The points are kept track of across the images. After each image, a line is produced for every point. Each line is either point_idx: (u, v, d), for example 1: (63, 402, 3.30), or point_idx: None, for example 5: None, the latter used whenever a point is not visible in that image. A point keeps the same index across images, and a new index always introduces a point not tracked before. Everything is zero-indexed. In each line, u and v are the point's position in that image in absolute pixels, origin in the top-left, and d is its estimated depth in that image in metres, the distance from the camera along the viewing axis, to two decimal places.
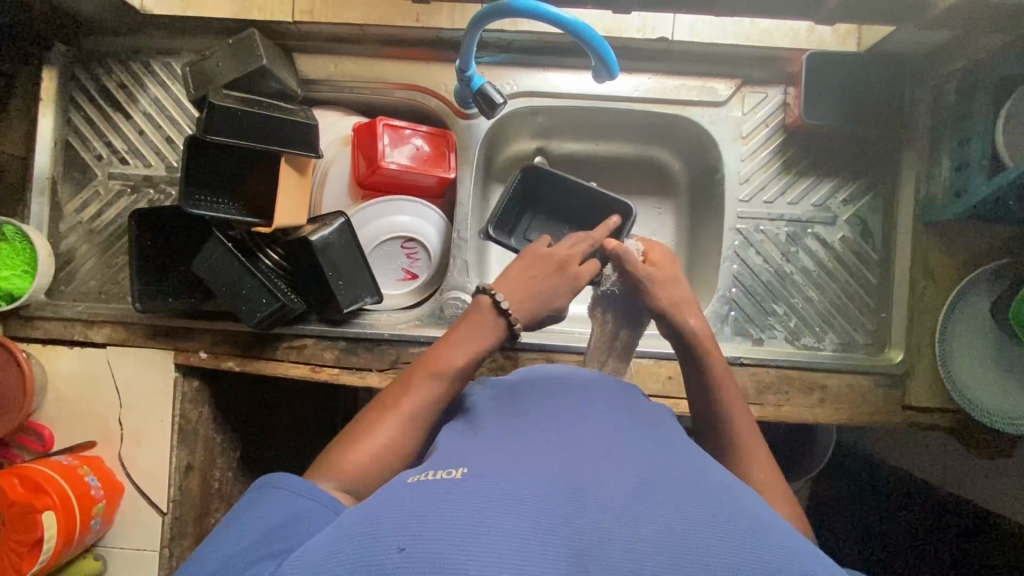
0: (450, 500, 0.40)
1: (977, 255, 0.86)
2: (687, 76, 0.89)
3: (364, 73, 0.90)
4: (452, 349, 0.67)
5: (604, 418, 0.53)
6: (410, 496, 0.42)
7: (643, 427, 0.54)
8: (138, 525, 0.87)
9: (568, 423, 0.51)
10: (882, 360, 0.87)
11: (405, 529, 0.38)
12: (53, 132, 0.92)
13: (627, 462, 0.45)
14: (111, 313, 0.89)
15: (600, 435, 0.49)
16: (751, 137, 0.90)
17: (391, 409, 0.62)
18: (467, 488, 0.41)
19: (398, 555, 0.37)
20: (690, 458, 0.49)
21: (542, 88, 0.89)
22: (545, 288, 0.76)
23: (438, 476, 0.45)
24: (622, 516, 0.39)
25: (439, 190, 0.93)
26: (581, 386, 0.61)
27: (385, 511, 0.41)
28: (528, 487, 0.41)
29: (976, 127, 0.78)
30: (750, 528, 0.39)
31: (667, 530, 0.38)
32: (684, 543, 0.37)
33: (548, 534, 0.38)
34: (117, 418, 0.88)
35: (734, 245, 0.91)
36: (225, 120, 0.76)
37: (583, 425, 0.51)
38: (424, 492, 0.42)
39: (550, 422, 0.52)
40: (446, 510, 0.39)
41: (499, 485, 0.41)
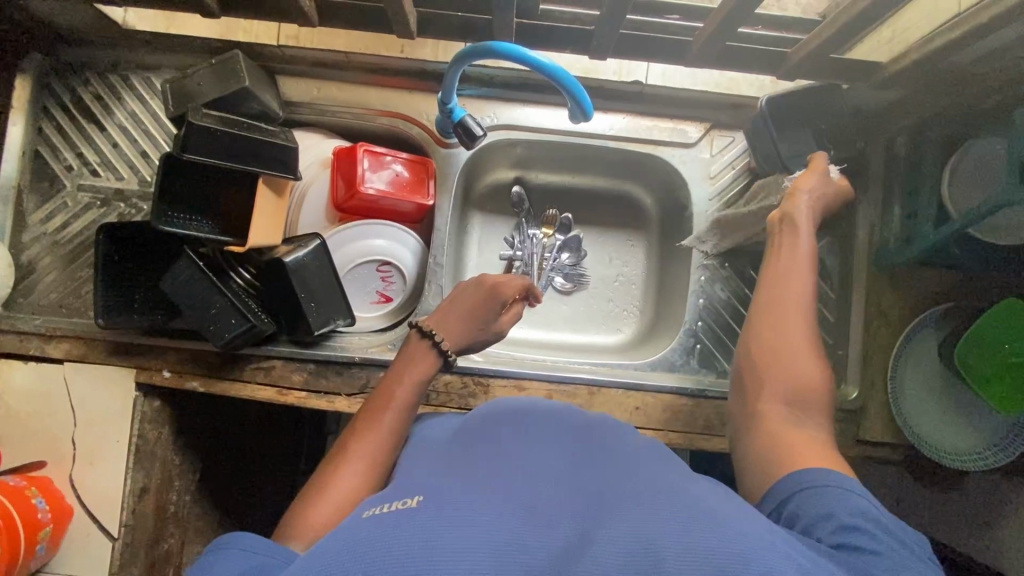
0: (408, 524, 0.43)
1: (925, 298, 0.91)
2: (660, 117, 0.93)
3: (347, 98, 0.91)
4: (398, 382, 0.70)
5: (555, 444, 0.56)
6: (362, 530, 0.44)
7: (595, 447, 0.56)
8: (87, 550, 0.84)
9: (518, 449, 0.54)
10: (839, 396, 0.91)
11: (358, 563, 0.40)
12: (22, 141, 0.90)
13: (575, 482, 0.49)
14: (71, 328, 0.86)
15: (551, 461, 0.52)
16: (718, 178, 0.94)
17: (349, 455, 0.63)
18: (424, 513, 0.44)
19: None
20: (642, 471, 0.52)
21: (522, 122, 0.92)
22: (478, 320, 0.78)
23: (396, 504, 0.47)
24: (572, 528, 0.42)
25: (416, 216, 0.94)
26: (535, 411, 0.64)
27: (341, 545, 0.42)
28: (483, 510, 0.44)
29: (925, 179, 0.84)
30: (695, 519, 0.42)
31: (615, 536, 0.41)
32: (632, 545, 0.41)
33: (504, 553, 0.41)
34: (70, 437, 0.85)
35: (700, 279, 0.94)
36: (204, 139, 0.76)
37: (535, 451, 0.54)
38: (383, 520, 0.44)
39: (504, 448, 0.55)
40: (398, 542, 0.41)
41: (450, 514, 0.43)
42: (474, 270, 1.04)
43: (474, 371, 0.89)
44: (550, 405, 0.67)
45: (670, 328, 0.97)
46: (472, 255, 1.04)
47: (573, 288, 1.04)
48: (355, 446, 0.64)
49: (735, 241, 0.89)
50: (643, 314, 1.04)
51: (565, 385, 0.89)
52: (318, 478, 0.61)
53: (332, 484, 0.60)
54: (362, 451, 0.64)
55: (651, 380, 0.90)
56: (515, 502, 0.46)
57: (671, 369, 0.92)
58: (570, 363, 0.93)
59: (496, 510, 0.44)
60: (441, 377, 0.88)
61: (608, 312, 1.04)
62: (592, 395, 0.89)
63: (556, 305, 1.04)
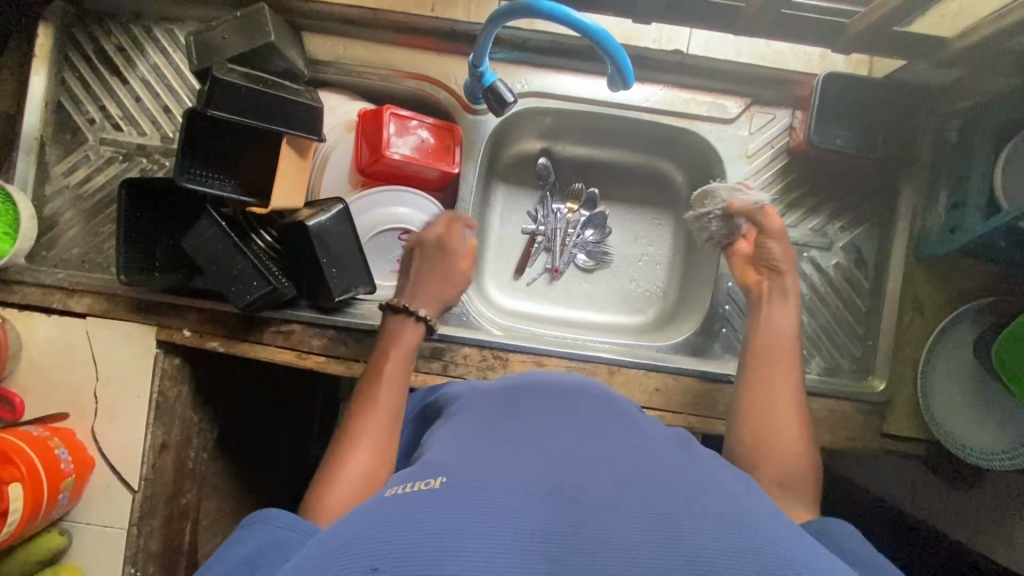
0: (429, 509, 0.41)
1: (964, 291, 0.88)
2: (698, 91, 0.89)
3: (373, 58, 0.88)
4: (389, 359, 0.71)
5: (587, 428, 0.53)
6: (383, 512, 0.42)
7: (630, 434, 0.54)
8: (107, 501, 0.85)
9: (547, 433, 0.52)
10: (866, 387, 0.89)
11: (380, 548, 0.38)
12: (44, 92, 0.88)
13: (607, 468, 0.46)
14: (93, 283, 0.86)
15: (582, 445, 0.50)
16: (756, 157, 0.90)
17: (358, 437, 0.63)
18: (447, 497, 0.42)
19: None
20: (676, 460, 0.50)
21: (554, 90, 0.88)
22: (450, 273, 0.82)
23: (418, 483, 0.45)
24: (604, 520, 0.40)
25: (440, 184, 0.91)
26: (565, 394, 0.61)
27: (362, 528, 0.41)
28: (508, 497, 0.42)
29: (976, 166, 0.79)
30: (732, 526, 0.40)
31: (648, 529, 0.39)
32: (667, 542, 0.38)
33: (530, 543, 0.38)
34: (92, 390, 0.86)
35: (731, 261, 0.91)
36: (227, 95, 0.74)
37: (565, 435, 0.52)
38: (403, 502, 0.42)
39: (533, 432, 0.52)
40: (422, 527, 0.39)
41: (478, 499, 0.41)
42: (496, 243, 1.02)
43: (493, 345, 0.88)
44: (576, 385, 0.65)
45: (694, 311, 0.95)
46: (494, 226, 1.02)
47: (595, 267, 1.02)
48: (360, 428, 0.64)
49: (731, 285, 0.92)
50: (665, 295, 1.02)
51: (585, 362, 0.88)
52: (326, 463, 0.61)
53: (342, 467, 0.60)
54: (368, 435, 0.63)
55: (672, 362, 0.89)
56: (544, 483, 0.44)
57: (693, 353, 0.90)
58: (590, 342, 0.91)
59: (525, 495, 0.42)
60: (459, 349, 0.87)
61: (631, 292, 1.02)
62: (612, 374, 0.88)
63: (577, 282, 1.03)
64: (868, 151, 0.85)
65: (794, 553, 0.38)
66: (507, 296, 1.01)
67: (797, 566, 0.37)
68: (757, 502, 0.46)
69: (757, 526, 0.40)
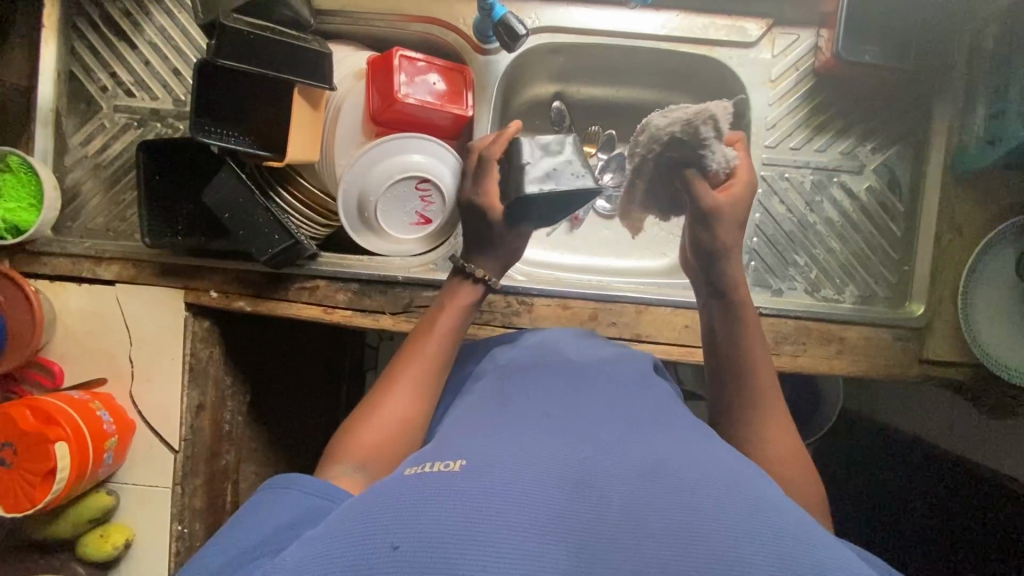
0: (447, 492, 0.40)
1: (1007, 208, 0.84)
2: (717, 14, 0.85)
3: (379, 4, 0.86)
4: (439, 313, 0.72)
5: (607, 413, 0.53)
6: (404, 489, 0.41)
7: (652, 418, 0.52)
8: (150, 462, 0.88)
9: (566, 417, 0.51)
10: (904, 313, 0.86)
11: (399, 526, 0.38)
12: (56, 62, 0.89)
13: (627, 454, 0.45)
14: (120, 250, 0.87)
15: (601, 430, 0.49)
16: (779, 81, 0.87)
17: (395, 384, 0.65)
18: (465, 481, 0.41)
19: (393, 553, 0.36)
20: (695, 442, 0.49)
21: (566, 24, 0.86)
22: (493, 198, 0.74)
23: (438, 465, 0.44)
24: (624, 510, 0.39)
25: (453, 132, 0.89)
26: (585, 376, 0.60)
27: (382, 504, 0.40)
28: (527, 483, 0.41)
29: (1017, 70, 0.75)
30: (758, 517, 0.38)
31: (671, 517, 0.38)
32: (691, 532, 0.37)
33: (548, 531, 0.37)
34: (128, 355, 0.88)
35: (757, 193, 0.88)
36: (236, 43, 0.73)
37: (584, 420, 0.51)
38: (423, 482, 0.42)
39: (554, 418, 0.51)
40: (439, 506, 0.38)
41: (498, 483, 0.41)
42: None
43: (516, 290, 0.87)
44: (584, 362, 0.64)
45: None
46: None
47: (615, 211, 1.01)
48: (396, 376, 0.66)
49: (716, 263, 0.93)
50: None
51: (612, 303, 0.87)
52: (364, 407, 0.63)
53: (379, 411, 0.62)
54: (405, 379, 0.65)
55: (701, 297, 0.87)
56: (563, 468, 0.43)
57: None
58: (615, 283, 0.90)
59: (544, 479, 0.41)
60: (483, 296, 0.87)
61: (653, 235, 1.00)
62: (639, 313, 0.87)
63: (598, 228, 1.01)
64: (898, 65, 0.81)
65: (818, 548, 0.37)
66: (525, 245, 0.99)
67: (824, 562, 0.36)
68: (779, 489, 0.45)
69: (782, 516, 0.39)
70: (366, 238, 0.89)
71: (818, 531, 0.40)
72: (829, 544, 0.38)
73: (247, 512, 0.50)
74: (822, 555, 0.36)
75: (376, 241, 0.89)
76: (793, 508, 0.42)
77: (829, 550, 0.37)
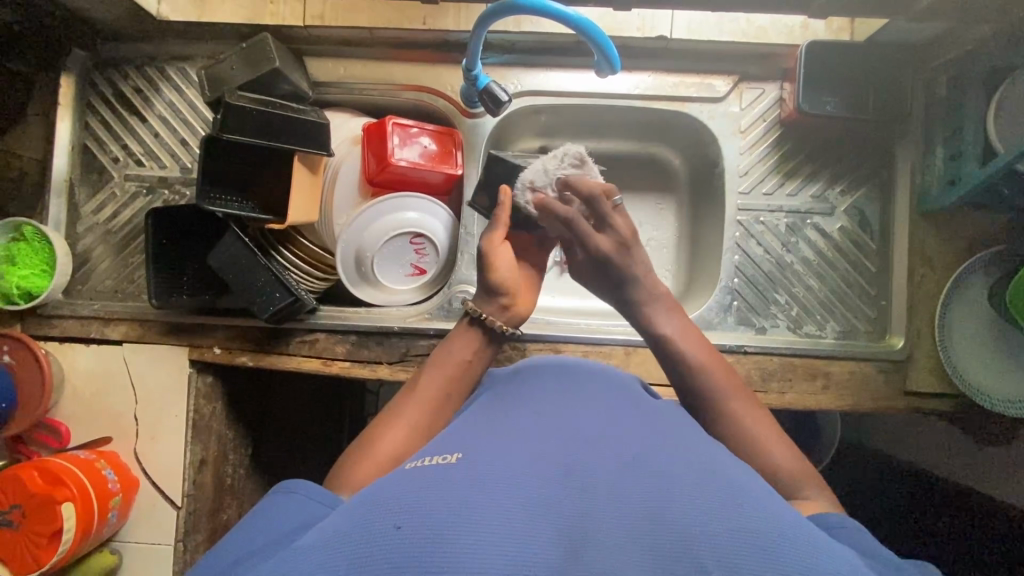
0: (444, 481, 0.42)
1: (975, 242, 0.88)
2: (686, 73, 0.92)
3: (372, 75, 0.93)
4: (460, 339, 0.71)
5: (597, 408, 0.55)
6: (405, 482, 0.43)
7: (640, 415, 0.55)
8: (152, 520, 0.89)
9: (557, 411, 0.54)
10: (884, 347, 0.89)
11: (402, 510, 0.40)
12: (71, 137, 0.95)
13: (613, 445, 0.47)
14: (127, 311, 0.91)
15: (590, 422, 0.51)
16: (749, 131, 0.93)
17: (417, 390, 0.67)
18: (461, 470, 0.43)
19: (395, 533, 0.38)
20: (679, 436, 0.51)
21: (546, 87, 0.92)
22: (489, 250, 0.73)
23: (434, 460, 0.47)
24: (607, 492, 0.41)
25: (445, 189, 0.94)
26: (576, 378, 0.63)
27: (386, 494, 0.42)
28: (519, 469, 0.43)
29: (968, 117, 0.81)
30: (732, 503, 0.41)
31: (650, 500, 0.40)
32: (667, 513, 0.39)
33: (537, 511, 0.39)
34: (132, 412, 0.90)
35: (735, 236, 0.93)
36: (240, 120, 0.79)
37: (575, 413, 0.53)
38: (421, 475, 0.44)
39: (547, 411, 0.54)
40: (437, 492, 0.41)
41: (492, 471, 0.43)
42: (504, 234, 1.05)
43: (510, 337, 0.90)
44: (577, 367, 0.67)
45: (704, 288, 0.96)
46: None
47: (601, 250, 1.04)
48: (405, 407, 0.65)
49: (700, 303, 0.96)
50: (674, 278, 1.03)
51: (602, 346, 0.90)
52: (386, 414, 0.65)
53: (401, 415, 0.64)
54: (425, 390, 0.67)
55: None
56: (554, 456, 0.45)
57: (709, 327, 0.91)
58: (605, 326, 0.93)
59: (536, 466, 0.44)
60: None
61: None
62: (629, 355, 0.90)
63: None
64: (858, 114, 0.87)
65: (788, 528, 0.39)
66: None
67: (793, 540, 0.38)
68: (758, 482, 0.47)
69: (756, 502, 0.42)
70: (363, 291, 0.92)
71: (789, 514, 0.42)
72: (799, 528, 0.40)
73: (256, 514, 0.51)
74: (792, 536, 0.39)
75: (375, 294, 0.92)
76: (770, 496, 0.44)
77: (798, 531, 0.40)
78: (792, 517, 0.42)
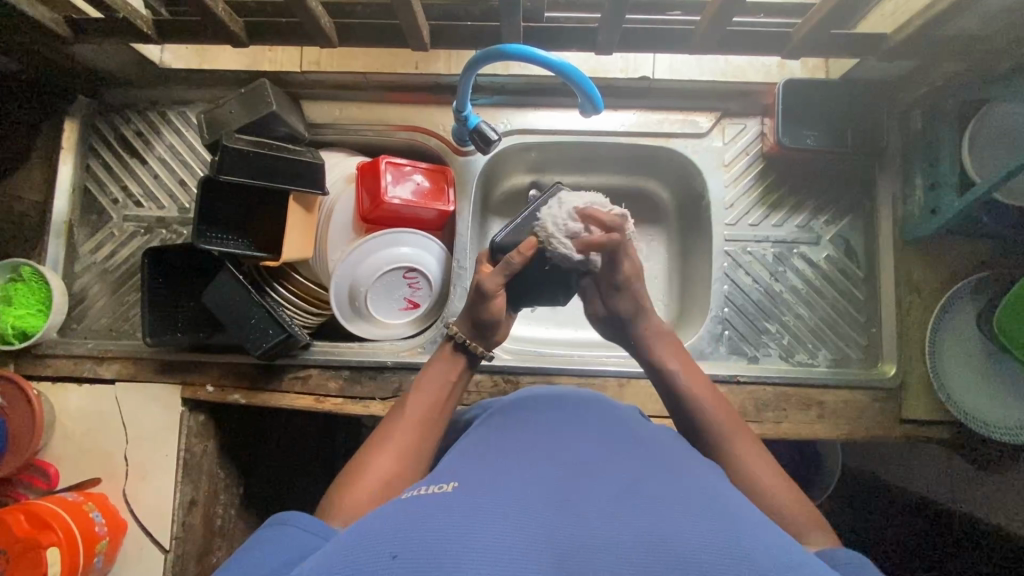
0: (442, 509, 0.42)
1: (960, 269, 0.89)
2: (669, 111, 0.95)
3: (366, 117, 0.97)
4: (431, 366, 0.72)
5: (592, 436, 0.55)
6: (402, 511, 0.43)
7: (636, 444, 0.55)
8: (140, 564, 0.87)
9: (551, 440, 0.54)
10: (877, 374, 0.89)
11: (397, 538, 0.39)
12: (72, 179, 0.97)
13: (607, 473, 0.48)
14: (121, 349, 0.91)
15: (585, 452, 0.51)
16: (732, 165, 0.95)
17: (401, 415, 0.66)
18: (459, 499, 0.43)
19: (391, 562, 0.37)
20: (674, 465, 0.51)
21: (534, 126, 0.95)
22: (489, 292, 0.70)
23: (431, 488, 0.46)
24: (602, 521, 0.41)
25: (438, 224, 0.96)
26: (572, 408, 0.63)
27: (380, 524, 0.42)
28: (516, 500, 0.43)
29: (943, 148, 0.84)
30: (730, 532, 0.41)
31: (645, 528, 0.40)
32: (663, 543, 0.39)
33: (535, 539, 0.39)
34: (123, 453, 0.89)
35: (724, 266, 0.94)
36: (237, 161, 0.81)
37: (569, 443, 0.53)
38: (419, 503, 0.44)
39: (545, 441, 0.54)
40: (433, 522, 0.40)
41: (488, 501, 0.43)
42: None
43: (503, 370, 0.90)
44: (575, 397, 0.67)
45: (696, 319, 0.96)
46: None
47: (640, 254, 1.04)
48: (391, 432, 0.65)
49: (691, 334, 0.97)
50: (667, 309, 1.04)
51: (594, 378, 0.90)
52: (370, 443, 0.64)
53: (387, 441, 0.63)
54: (408, 415, 0.66)
55: None
56: (548, 487, 0.45)
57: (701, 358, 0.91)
58: (598, 357, 0.93)
59: (530, 497, 0.43)
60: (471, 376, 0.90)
61: None
62: (622, 387, 0.90)
63: (579, 304, 1.05)
64: (838, 147, 0.90)
65: (783, 558, 0.39)
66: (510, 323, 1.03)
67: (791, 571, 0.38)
68: (752, 509, 0.47)
69: (752, 532, 0.41)
70: (356, 325, 0.92)
71: (786, 543, 0.42)
72: (794, 556, 0.40)
73: (250, 547, 0.50)
74: (789, 565, 0.38)
75: (368, 328, 0.93)
76: (768, 526, 0.44)
77: (795, 559, 0.40)
78: (787, 543, 0.42)
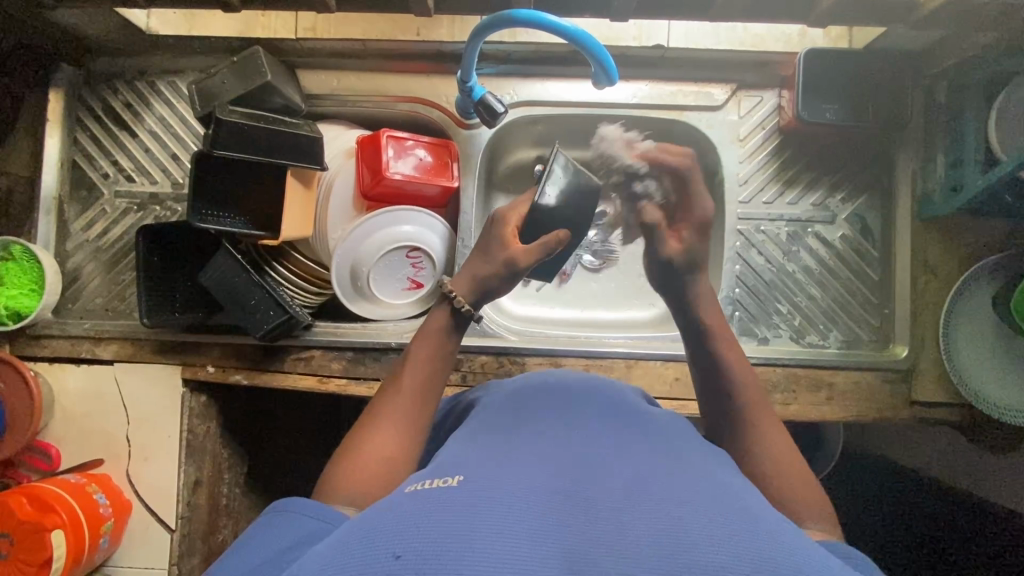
0: (447, 504, 0.40)
1: (978, 248, 0.87)
2: (683, 82, 0.91)
3: (366, 88, 0.92)
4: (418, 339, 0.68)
5: (603, 425, 0.53)
6: (405, 506, 0.41)
7: (647, 432, 0.53)
8: (147, 543, 0.87)
9: (561, 430, 0.52)
10: (889, 356, 0.87)
11: (399, 536, 0.38)
12: (60, 153, 0.93)
13: (618, 463, 0.46)
14: (118, 330, 0.89)
15: (595, 442, 0.50)
16: (748, 139, 0.92)
17: (394, 390, 0.64)
18: (464, 492, 0.42)
19: (394, 563, 0.36)
20: (687, 454, 0.50)
21: (542, 97, 0.91)
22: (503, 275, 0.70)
23: (436, 481, 0.45)
24: (613, 518, 0.39)
25: (441, 201, 0.92)
26: (581, 395, 0.61)
27: (381, 520, 0.40)
28: (524, 493, 0.41)
29: (968, 123, 0.80)
30: (745, 526, 0.39)
31: (657, 525, 0.38)
32: (676, 541, 0.37)
33: (542, 536, 0.38)
34: (124, 434, 0.88)
35: (735, 245, 0.92)
36: (232, 135, 0.78)
37: (580, 433, 0.51)
38: (422, 497, 0.42)
39: (554, 431, 0.52)
40: (436, 519, 0.39)
41: (493, 495, 0.41)
42: None
43: (509, 351, 0.89)
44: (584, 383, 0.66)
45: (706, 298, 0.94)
46: None
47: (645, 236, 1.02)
48: (385, 407, 0.62)
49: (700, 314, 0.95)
50: None
51: (602, 359, 0.88)
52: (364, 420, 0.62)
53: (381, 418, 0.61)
54: (401, 390, 0.64)
55: None
56: (556, 480, 0.43)
57: None
58: (606, 338, 0.92)
59: (539, 491, 0.42)
60: (476, 358, 0.89)
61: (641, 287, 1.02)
62: (630, 367, 0.88)
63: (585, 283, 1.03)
64: (860, 122, 0.86)
65: (800, 555, 0.37)
66: (517, 304, 1.01)
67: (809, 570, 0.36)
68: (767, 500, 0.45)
69: (768, 527, 0.40)
70: (359, 306, 0.90)
71: (802, 537, 0.40)
72: (809, 551, 0.39)
73: (253, 530, 0.50)
74: (806, 563, 0.37)
75: (371, 309, 0.91)
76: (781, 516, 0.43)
77: (811, 555, 0.38)
78: (804, 538, 0.40)
